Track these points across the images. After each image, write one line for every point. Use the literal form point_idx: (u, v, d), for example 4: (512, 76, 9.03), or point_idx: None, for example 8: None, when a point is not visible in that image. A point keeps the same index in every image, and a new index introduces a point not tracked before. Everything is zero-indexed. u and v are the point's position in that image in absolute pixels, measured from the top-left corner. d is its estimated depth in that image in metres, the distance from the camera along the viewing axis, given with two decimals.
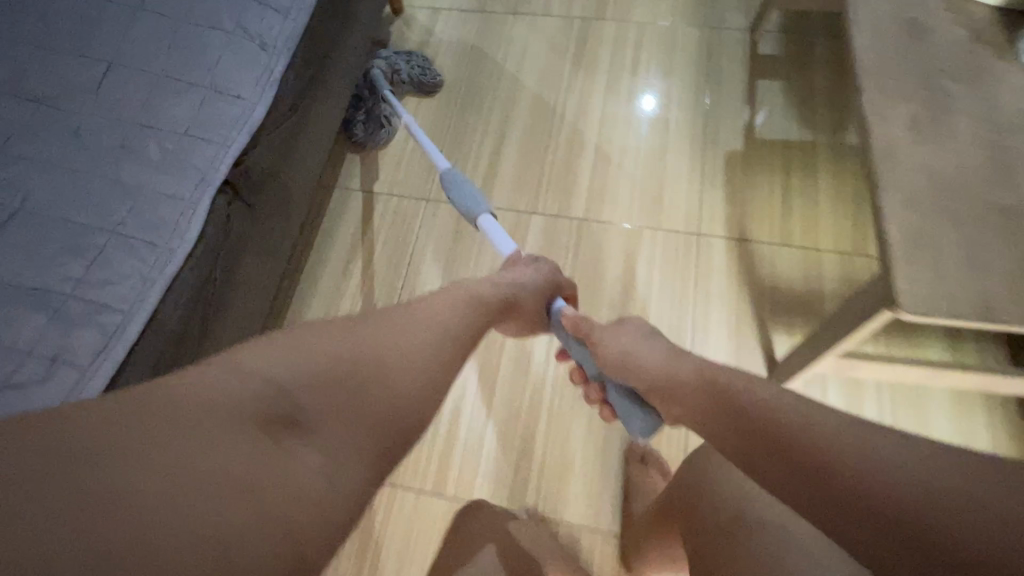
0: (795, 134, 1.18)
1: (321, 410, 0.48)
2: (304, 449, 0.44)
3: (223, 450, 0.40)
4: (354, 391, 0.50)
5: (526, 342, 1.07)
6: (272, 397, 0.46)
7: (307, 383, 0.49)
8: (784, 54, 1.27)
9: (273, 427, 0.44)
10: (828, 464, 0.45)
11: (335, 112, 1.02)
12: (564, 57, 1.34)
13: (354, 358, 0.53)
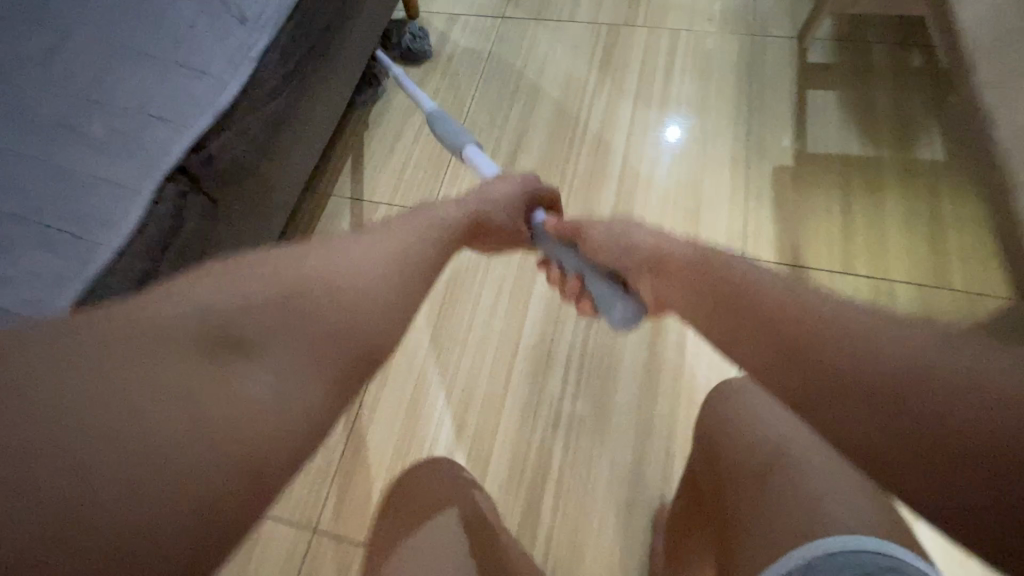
0: (856, 147, 1.03)
1: (271, 325, 0.34)
2: (249, 368, 0.32)
3: (141, 378, 0.29)
4: (310, 299, 0.37)
5: (537, 376, 0.91)
6: (199, 316, 0.32)
7: (253, 293, 0.35)
8: (839, 61, 1.13)
9: (208, 343, 0.31)
10: (923, 397, 0.31)
11: (330, 106, 0.91)
12: (590, 62, 1.22)
13: (305, 269, 0.39)
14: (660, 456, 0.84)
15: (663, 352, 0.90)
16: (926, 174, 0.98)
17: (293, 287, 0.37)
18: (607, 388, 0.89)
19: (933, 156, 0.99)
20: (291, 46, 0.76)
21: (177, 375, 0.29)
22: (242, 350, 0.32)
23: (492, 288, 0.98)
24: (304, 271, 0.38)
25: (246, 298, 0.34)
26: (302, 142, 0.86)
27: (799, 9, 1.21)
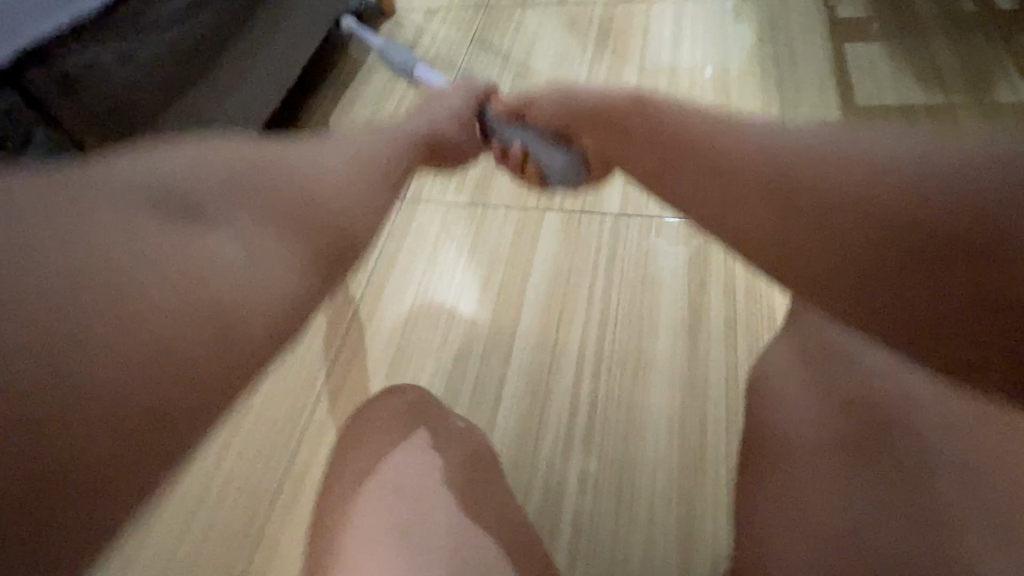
0: (918, 96, 0.84)
1: (226, 198, 0.34)
2: (207, 232, 0.31)
3: (111, 232, 0.28)
4: (270, 180, 0.36)
5: (535, 384, 0.67)
6: (161, 184, 0.31)
7: (212, 169, 0.34)
8: (876, 13, 0.97)
9: (172, 208, 0.31)
10: (859, 222, 0.33)
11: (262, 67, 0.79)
12: (584, 37, 1.07)
13: (278, 160, 0.38)
14: (720, 490, 0.58)
15: (708, 346, 0.66)
16: (1014, 119, 0.79)
17: (248, 168, 0.36)
18: (636, 399, 0.64)
19: (1015, 98, 0.81)
20: None
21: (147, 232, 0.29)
22: (210, 217, 0.32)
23: (474, 277, 0.75)
24: (252, 157, 0.37)
25: (207, 173, 0.34)
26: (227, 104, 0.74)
27: None
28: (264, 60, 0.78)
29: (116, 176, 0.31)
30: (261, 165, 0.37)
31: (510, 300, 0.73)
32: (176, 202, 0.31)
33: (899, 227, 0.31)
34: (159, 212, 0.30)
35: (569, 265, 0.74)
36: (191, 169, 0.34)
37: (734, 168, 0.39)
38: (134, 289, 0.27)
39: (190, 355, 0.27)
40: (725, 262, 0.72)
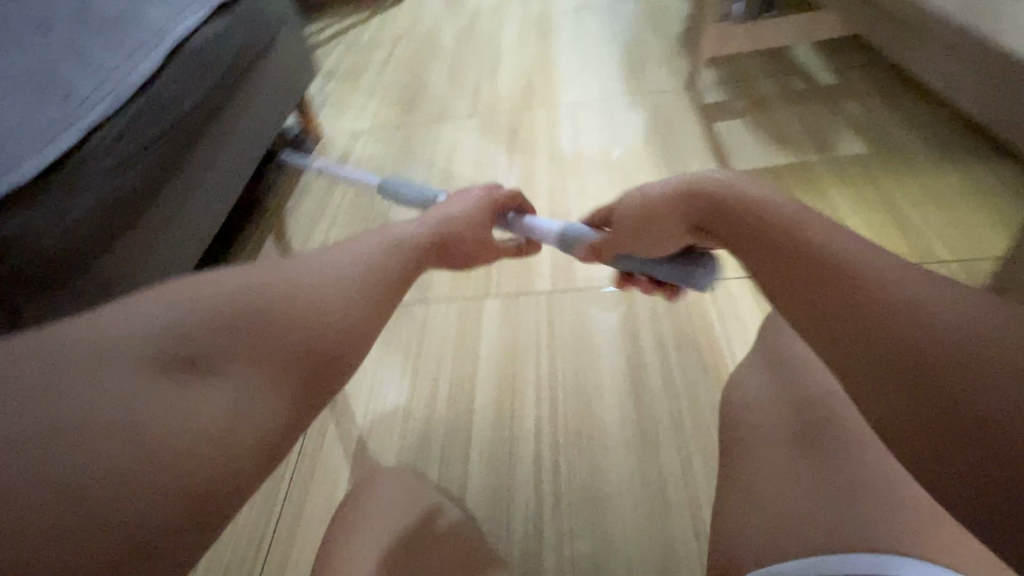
0: (780, 157, 1.00)
1: (226, 342, 0.30)
2: (200, 384, 0.29)
3: (102, 394, 0.26)
4: (269, 323, 0.32)
5: (498, 465, 0.68)
6: (153, 329, 0.29)
7: (211, 302, 0.31)
8: (731, 98, 1.16)
9: (166, 359, 0.29)
10: (854, 311, 0.29)
11: (207, 190, 0.84)
12: (496, 142, 1.20)
13: (284, 286, 0.34)
14: (685, 526, 0.61)
15: (652, 397, 0.71)
16: (859, 165, 0.95)
17: (247, 309, 0.32)
18: (596, 461, 0.67)
19: (854, 150, 0.98)
20: (135, 123, 0.67)
21: (133, 392, 0.27)
22: (205, 365, 0.29)
23: (426, 372, 0.78)
24: (257, 281, 0.33)
25: (203, 311, 0.30)
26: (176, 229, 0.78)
27: (681, 67, 1.28)
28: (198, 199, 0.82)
29: (107, 325, 0.29)
30: (262, 302, 0.32)
31: (463, 386, 0.75)
32: (170, 350, 0.29)
33: (920, 362, 0.26)
34: (150, 366, 0.28)
35: (514, 344, 0.79)
36: (192, 298, 0.31)
37: (764, 231, 0.36)
38: (116, 460, 0.25)
39: (162, 522, 0.25)
40: (652, 318, 0.79)
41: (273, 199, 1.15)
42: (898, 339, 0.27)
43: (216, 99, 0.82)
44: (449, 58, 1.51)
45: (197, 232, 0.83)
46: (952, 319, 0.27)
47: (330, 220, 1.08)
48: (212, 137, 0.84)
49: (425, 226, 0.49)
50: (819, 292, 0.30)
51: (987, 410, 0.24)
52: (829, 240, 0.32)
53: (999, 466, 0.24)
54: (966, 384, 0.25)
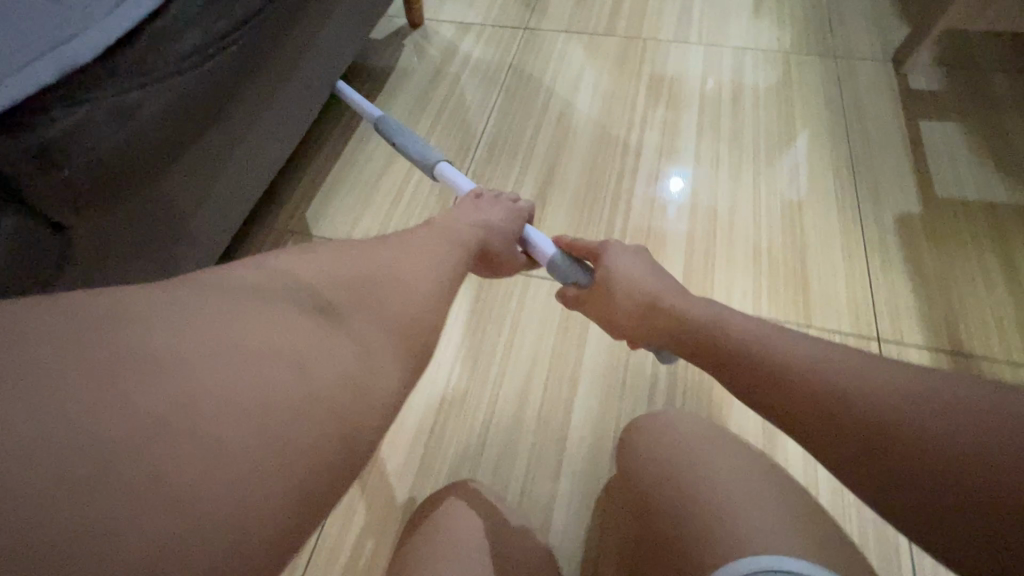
0: (1002, 191, 0.78)
1: (347, 298, 0.35)
2: (333, 328, 0.32)
3: (255, 323, 0.29)
4: (377, 293, 0.37)
5: (589, 508, 0.59)
6: (294, 287, 0.34)
7: (331, 271, 0.37)
8: (949, 89, 0.90)
9: (304, 304, 0.33)
10: (826, 408, 0.37)
11: (296, 85, 0.66)
12: (635, 78, 0.97)
13: (363, 262, 0.39)
14: None
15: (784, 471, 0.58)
16: None
17: (354, 279, 0.37)
18: None
19: None
20: None
21: (285, 324, 0.30)
22: (336, 315, 0.34)
23: (514, 369, 0.66)
24: (362, 261, 0.39)
25: (330, 276, 0.36)
26: (268, 133, 0.64)
27: (887, 31, 1.00)
28: (282, 99, 0.65)
29: (254, 279, 0.34)
30: (372, 278, 0.38)
31: (558, 399, 0.64)
32: (305, 300, 0.33)
33: (882, 439, 0.35)
34: (294, 306, 0.32)
35: (625, 364, 0.66)
36: (308, 268, 0.36)
37: (754, 365, 0.42)
38: (267, 375, 0.27)
39: (314, 452, 0.27)
40: None
41: (347, 113, 0.95)
42: (858, 416, 0.36)
43: None
44: None
45: (274, 149, 0.66)
46: (892, 391, 0.35)
47: (398, 193, 0.86)
48: (309, 22, 0.64)
49: (472, 227, 0.53)
50: (792, 404, 0.39)
51: (936, 459, 0.33)
52: (816, 374, 0.38)
53: (963, 488, 0.32)
54: (922, 434, 0.34)
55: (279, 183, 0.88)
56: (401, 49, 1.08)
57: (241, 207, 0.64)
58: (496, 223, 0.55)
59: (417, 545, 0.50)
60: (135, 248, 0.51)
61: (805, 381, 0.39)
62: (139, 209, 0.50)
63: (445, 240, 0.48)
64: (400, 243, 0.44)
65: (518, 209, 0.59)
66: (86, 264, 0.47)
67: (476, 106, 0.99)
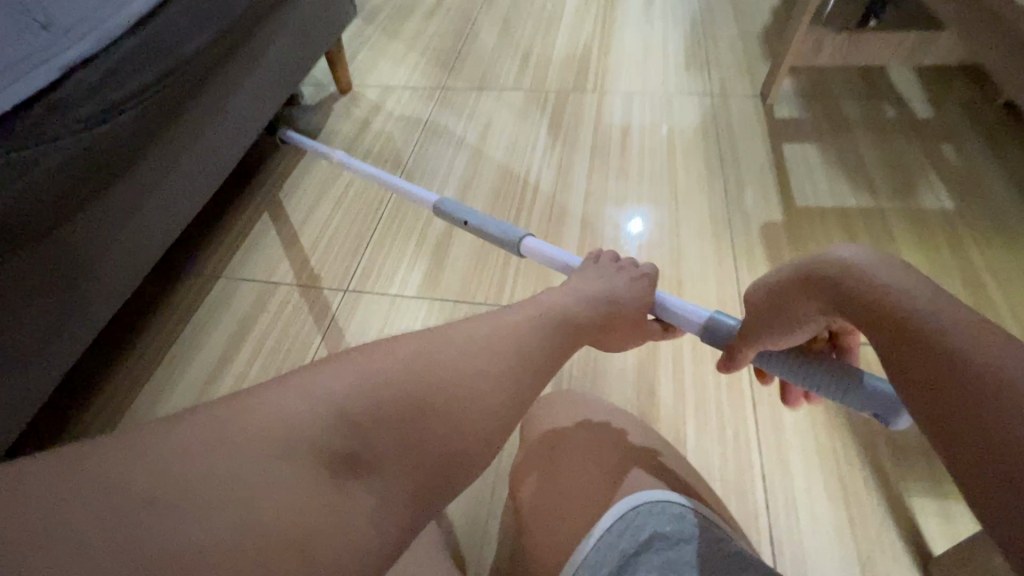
0: (850, 196, 0.88)
1: (391, 425, 0.24)
2: (357, 490, 0.23)
3: (262, 500, 0.21)
4: (437, 402, 0.26)
5: None
6: (325, 414, 0.24)
7: (379, 384, 0.25)
8: (808, 115, 1.02)
9: (329, 452, 0.23)
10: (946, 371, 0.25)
11: (208, 142, 0.75)
12: (537, 124, 1.09)
13: (434, 350, 0.28)
14: None
15: None
16: (941, 226, 0.83)
17: (411, 392, 0.25)
18: None
19: (939, 205, 0.86)
20: (130, 63, 0.56)
21: (300, 497, 0.21)
22: (368, 464, 0.23)
23: None
24: (419, 358, 0.27)
25: (374, 393, 0.25)
26: (182, 185, 0.72)
27: (756, 71, 1.14)
28: (193, 155, 0.72)
29: (283, 405, 0.24)
30: (424, 400, 0.26)
31: None
32: (339, 439, 0.23)
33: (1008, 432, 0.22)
34: (315, 460, 0.23)
35: None
36: (352, 369, 0.26)
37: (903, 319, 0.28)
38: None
39: None
40: (674, 373, 0.68)
41: (274, 165, 1.03)
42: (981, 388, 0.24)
43: (226, 45, 0.70)
44: (500, 17, 1.37)
45: (186, 199, 0.74)
46: None
47: (319, 241, 0.91)
48: (217, 90, 0.73)
49: (592, 305, 0.43)
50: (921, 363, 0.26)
51: None
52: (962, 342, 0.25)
53: None
54: None
55: (212, 234, 0.94)
56: (330, 111, 1.19)
57: (156, 251, 0.71)
58: (616, 295, 0.46)
59: None
60: (42, 289, 0.57)
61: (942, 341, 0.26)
62: (46, 254, 0.57)
63: (543, 323, 0.35)
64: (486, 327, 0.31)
65: (646, 274, 0.50)
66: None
67: (398, 156, 1.09)
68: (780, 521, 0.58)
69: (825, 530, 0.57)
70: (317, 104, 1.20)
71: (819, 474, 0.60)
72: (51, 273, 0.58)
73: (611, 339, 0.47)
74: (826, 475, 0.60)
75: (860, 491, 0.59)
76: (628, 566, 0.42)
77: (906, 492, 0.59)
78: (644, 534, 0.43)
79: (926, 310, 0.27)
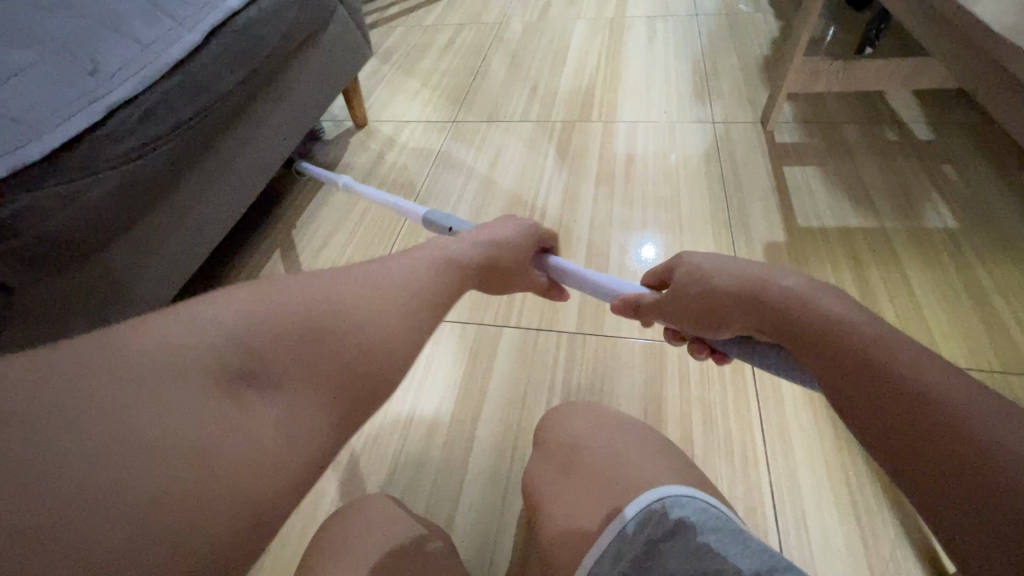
0: (854, 217, 0.90)
1: (285, 350, 0.29)
2: (257, 402, 0.27)
3: (166, 405, 0.24)
4: (336, 329, 0.31)
5: (491, 517, 0.64)
6: (220, 336, 0.28)
7: (270, 315, 0.30)
8: (807, 139, 1.05)
9: (224, 370, 0.27)
10: (871, 381, 0.31)
11: (235, 176, 0.79)
12: (545, 153, 1.13)
13: (326, 288, 0.33)
14: None
15: None
16: (946, 244, 0.84)
17: (309, 320, 0.31)
18: None
19: (943, 223, 0.87)
20: (166, 103, 0.61)
21: (194, 400, 0.25)
22: (260, 378, 0.28)
23: (428, 401, 0.73)
24: (313, 295, 0.32)
25: (272, 325, 0.29)
26: (210, 215, 0.76)
27: (756, 99, 1.17)
28: (220, 187, 0.77)
29: (175, 334, 0.27)
30: (324, 331, 0.31)
31: (465, 423, 0.71)
32: (234, 360, 0.27)
33: (924, 429, 0.28)
34: (210, 376, 0.26)
35: (525, 387, 0.73)
36: (243, 304, 0.30)
37: (833, 333, 0.34)
38: (175, 451, 0.23)
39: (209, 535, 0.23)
40: (680, 390, 0.69)
41: (294, 195, 1.08)
42: (896, 395, 0.29)
43: (252, 87, 0.76)
44: (509, 53, 1.44)
45: (213, 229, 0.77)
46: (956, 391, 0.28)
47: (335, 267, 0.95)
48: (243, 126, 0.78)
49: (473, 248, 0.48)
50: (850, 374, 0.32)
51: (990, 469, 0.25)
52: (884, 349, 0.31)
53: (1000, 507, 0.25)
54: (971, 441, 0.26)
55: (234, 260, 0.99)
56: (347, 145, 1.25)
57: (184, 278, 0.75)
58: (507, 243, 0.51)
59: (323, 549, 0.56)
60: (73, 310, 0.61)
61: (868, 354, 0.31)
62: (80, 277, 0.60)
63: (451, 277, 0.39)
64: (393, 277, 0.37)
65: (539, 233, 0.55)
66: (28, 319, 0.57)
67: (411, 185, 1.13)
68: (793, 537, 0.58)
69: (837, 548, 0.57)
70: (334, 139, 1.26)
71: (828, 491, 0.60)
72: (81, 294, 0.61)
73: (494, 282, 0.52)
74: (837, 491, 0.60)
75: (871, 509, 0.59)
76: (652, 551, 0.43)
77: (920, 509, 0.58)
78: (670, 521, 0.45)
79: (856, 326, 0.33)
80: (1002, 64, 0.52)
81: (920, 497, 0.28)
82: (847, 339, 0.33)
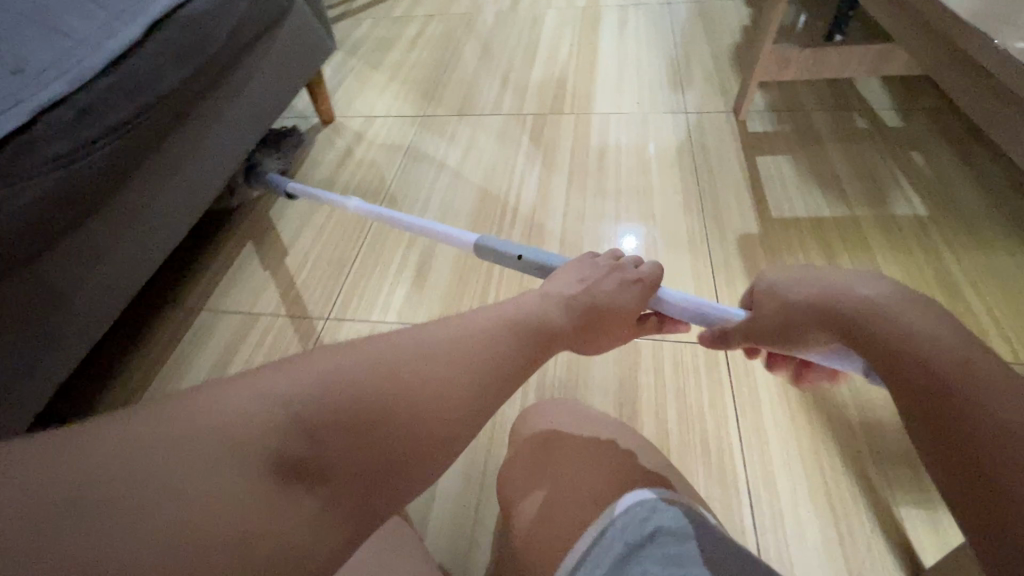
0: (825, 206, 0.89)
1: (348, 434, 0.24)
2: (304, 496, 0.22)
3: (199, 504, 0.20)
4: (404, 407, 0.26)
5: (465, 520, 0.62)
6: (280, 412, 0.23)
7: (335, 385, 0.25)
8: (779, 127, 1.04)
9: (281, 459, 0.22)
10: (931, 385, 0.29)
11: (187, 177, 0.76)
12: (517, 146, 1.11)
13: (404, 349, 0.28)
14: None
15: None
16: (914, 231, 0.84)
17: (379, 392, 0.25)
18: None
19: (912, 211, 0.87)
20: (105, 102, 0.58)
21: (236, 501, 0.21)
22: (317, 471, 0.23)
23: None
24: (386, 360, 0.27)
25: (336, 396, 0.24)
26: (161, 219, 0.73)
27: (729, 88, 1.16)
28: (172, 189, 0.73)
29: (232, 406, 0.23)
30: (391, 408, 0.25)
31: None
32: (287, 444, 0.23)
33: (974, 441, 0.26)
34: (265, 467, 0.22)
35: None
36: (307, 372, 0.25)
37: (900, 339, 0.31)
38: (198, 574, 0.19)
39: None
40: (655, 387, 0.68)
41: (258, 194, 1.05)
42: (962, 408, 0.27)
43: (202, 84, 0.72)
44: (481, 44, 1.40)
45: (164, 233, 0.74)
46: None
47: (301, 268, 0.92)
48: (194, 125, 0.74)
49: (563, 293, 0.43)
50: (912, 370, 0.30)
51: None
52: (950, 354, 0.29)
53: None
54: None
55: (196, 263, 0.95)
56: (314, 141, 1.21)
57: (136, 285, 0.71)
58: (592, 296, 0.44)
59: None
60: (14, 325, 0.57)
61: (936, 359, 0.29)
62: (18, 290, 0.57)
63: None
64: (446, 340, 0.30)
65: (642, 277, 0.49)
66: None
67: (380, 182, 1.10)
68: (767, 531, 0.58)
69: (812, 542, 0.57)
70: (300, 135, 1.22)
71: (802, 485, 0.60)
72: (23, 308, 0.58)
73: (597, 337, 0.45)
74: (811, 483, 0.60)
75: (844, 500, 0.59)
76: (631, 555, 0.42)
77: (891, 499, 0.58)
78: (649, 528, 0.43)
79: (928, 334, 0.31)
80: (965, 51, 0.52)
81: (958, 501, 0.27)
82: (911, 343, 0.31)
